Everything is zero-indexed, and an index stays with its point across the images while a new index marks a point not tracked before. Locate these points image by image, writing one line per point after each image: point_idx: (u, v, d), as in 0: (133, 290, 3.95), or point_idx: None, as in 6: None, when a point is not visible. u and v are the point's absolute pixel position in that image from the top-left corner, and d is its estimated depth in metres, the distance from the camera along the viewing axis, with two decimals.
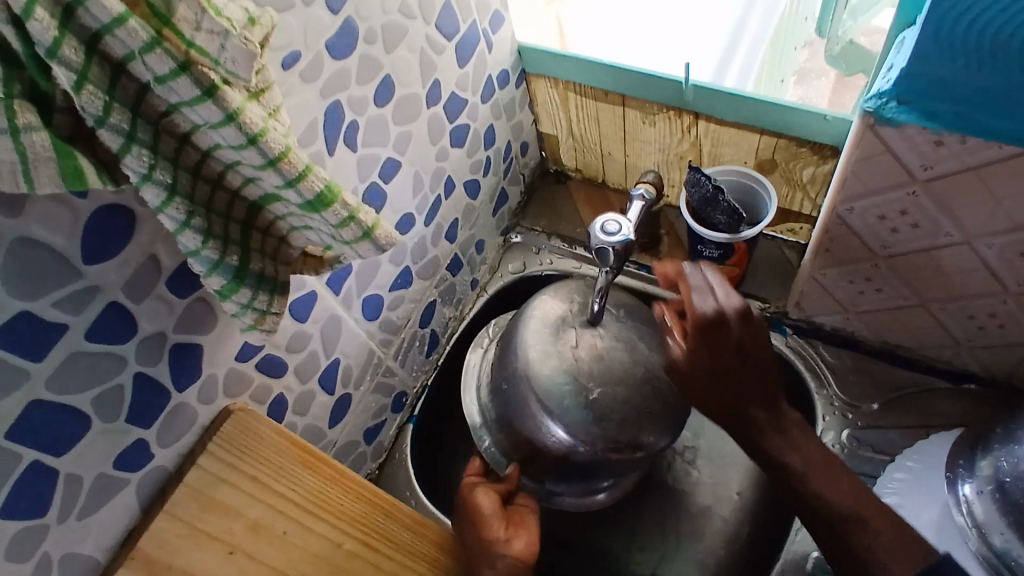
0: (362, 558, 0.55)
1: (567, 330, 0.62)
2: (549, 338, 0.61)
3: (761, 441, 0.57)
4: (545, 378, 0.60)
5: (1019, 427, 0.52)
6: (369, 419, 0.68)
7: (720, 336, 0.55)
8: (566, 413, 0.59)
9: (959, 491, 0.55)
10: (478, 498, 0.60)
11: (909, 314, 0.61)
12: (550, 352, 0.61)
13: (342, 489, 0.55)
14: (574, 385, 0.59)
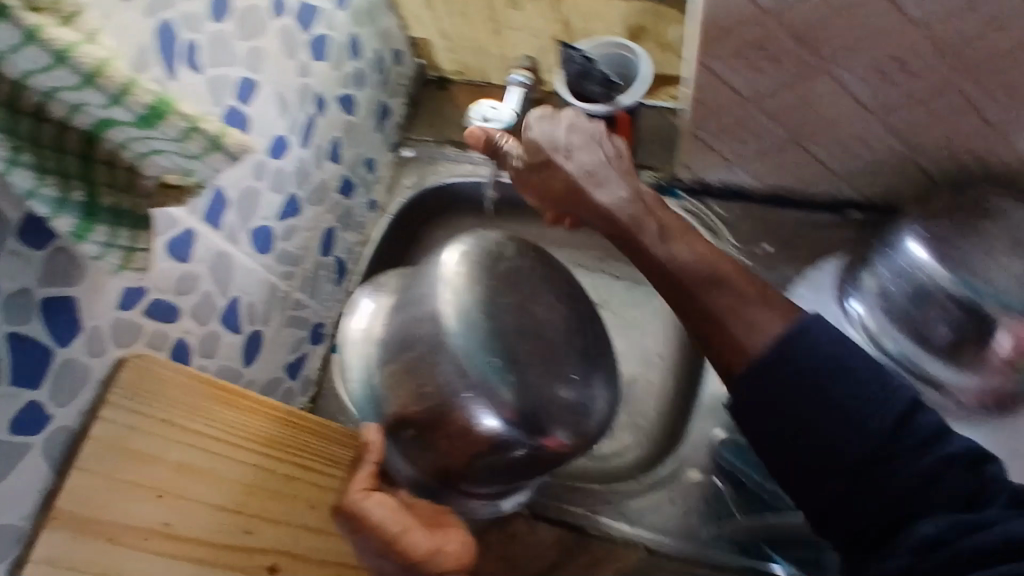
0: (303, 479, 0.56)
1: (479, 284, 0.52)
2: (468, 280, 0.52)
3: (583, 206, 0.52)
4: (459, 322, 0.50)
5: (893, 238, 0.59)
6: (287, 354, 0.68)
7: (516, 136, 0.56)
8: (500, 360, 0.50)
9: (851, 308, 0.61)
10: (375, 511, 0.46)
11: (788, 155, 0.63)
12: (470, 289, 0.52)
13: (266, 418, 0.55)
14: (501, 342, 0.50)
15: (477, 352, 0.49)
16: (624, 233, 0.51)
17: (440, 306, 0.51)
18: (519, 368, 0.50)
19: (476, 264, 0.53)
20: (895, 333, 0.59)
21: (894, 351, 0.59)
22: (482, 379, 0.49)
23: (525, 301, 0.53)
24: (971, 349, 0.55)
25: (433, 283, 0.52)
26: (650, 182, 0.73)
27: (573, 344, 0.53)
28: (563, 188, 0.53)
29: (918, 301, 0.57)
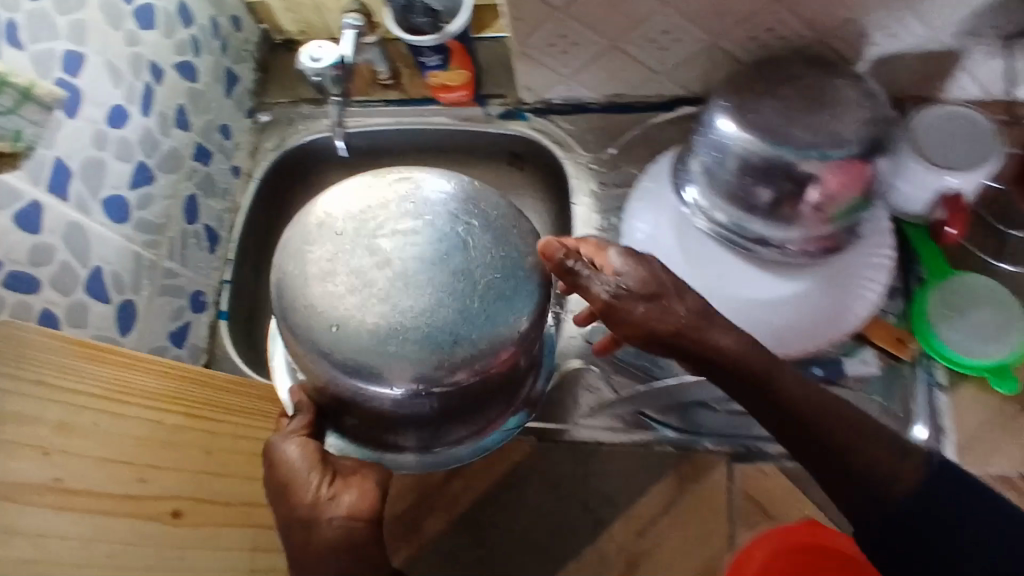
0: (193, 427, 0.58)
1: (359, 241, 0.48)
2: (336, 211, 0.49)
3: (682, 339, 0.48)
4: (332, 274, 0.47)
5: (707, 122, 0.61)
6: (167, 322, 0.69)
7: (612, 258, 0.49)
8: (337, 300, 0.47)
9: (689, 193, 0.65)
10: (285, 453, 0.50)
11: (611, 59, 0.68)
12: (335, 216, 0.49)
13: (143, 371, 0.56)
14: (380, 304, 0.46)
15: (346, 286, 0.47)
16: (671, 331, 0.48)
17: (290, 246, 0.49)
18: (365, 294, 0.46)
19: (353, 189, 0.50)
20: (723, 207, 0.63)
21: (726, 222, 0.64)
22: (327, 325, 0.46)
23: (423, 215, 0.49)
24: (786, 205, 0.60)
25: (303, 224, 0.50)
26: (498, 109, 0.77)
27: (475, 252, 0.48)
28: (658, 324, 0.47)
29: (738, 172, 0.60)
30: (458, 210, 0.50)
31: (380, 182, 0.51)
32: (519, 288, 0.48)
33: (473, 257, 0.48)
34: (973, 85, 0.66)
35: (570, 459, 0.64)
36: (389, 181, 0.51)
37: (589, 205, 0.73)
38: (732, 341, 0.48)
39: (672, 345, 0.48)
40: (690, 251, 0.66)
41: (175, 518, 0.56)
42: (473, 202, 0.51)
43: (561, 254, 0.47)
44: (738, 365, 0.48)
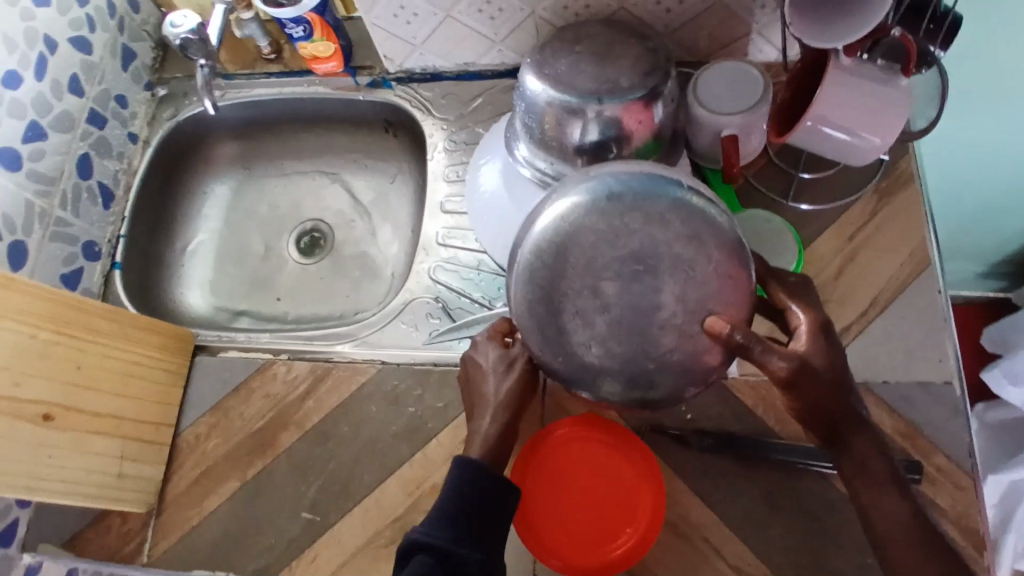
0: (64, 344, 0.66)
1: (599, 259, 0.50)
2: (575, 213, 0.51)
3: (819, 415, 0.53)
4: (563, 272, 0.51)
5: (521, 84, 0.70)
6: (59, 266, 0.77)
7: (810, 333, 0.54)
8: (546, 319, 0.51)
9: (515, 148, 0.74)
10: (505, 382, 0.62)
11: (448, 28, 0.77)
12: (565, 230, 0.51)
13: (16, 292, 0.63)
14: (586, 319, 0.50)
15: (570, 283, 0.50)
16: (807, 404, 0.53)
17: (526, 230, 0.54)
18: (569, 311, 0.51)
19: (597, 206, 0.51)
20: (543, 156, 0.71)
21: (547, 169, 0.71)
22: (539, 328, 0.52)
23: (649, 256, 0.50)
24: (591, 149, 0.68)
25: (566, 215, 0.51)
26: (366, 78, 0.86)
27: (687, 307, 0.49)
28: (817, 401, 0.52)
29: (543, 123, 0.68)
30: (684, 261, 0.50)
31: (621, 199, 0.51)
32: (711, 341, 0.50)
33: (683, 309, 0.49)
34: (765, 49, 0.76)
35: (409, 378, 0.73)
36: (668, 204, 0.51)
37: (443, 159, 0.83)
38: (868, 449, 0.52)
39: (815, 418, 0.53)
40: (518, 199, 0.74)
41: (47, 420, 0.64)
42: (707, 254, 0.50)
43: (727, 332, 0.48)
44: (855, 465, 0.52)
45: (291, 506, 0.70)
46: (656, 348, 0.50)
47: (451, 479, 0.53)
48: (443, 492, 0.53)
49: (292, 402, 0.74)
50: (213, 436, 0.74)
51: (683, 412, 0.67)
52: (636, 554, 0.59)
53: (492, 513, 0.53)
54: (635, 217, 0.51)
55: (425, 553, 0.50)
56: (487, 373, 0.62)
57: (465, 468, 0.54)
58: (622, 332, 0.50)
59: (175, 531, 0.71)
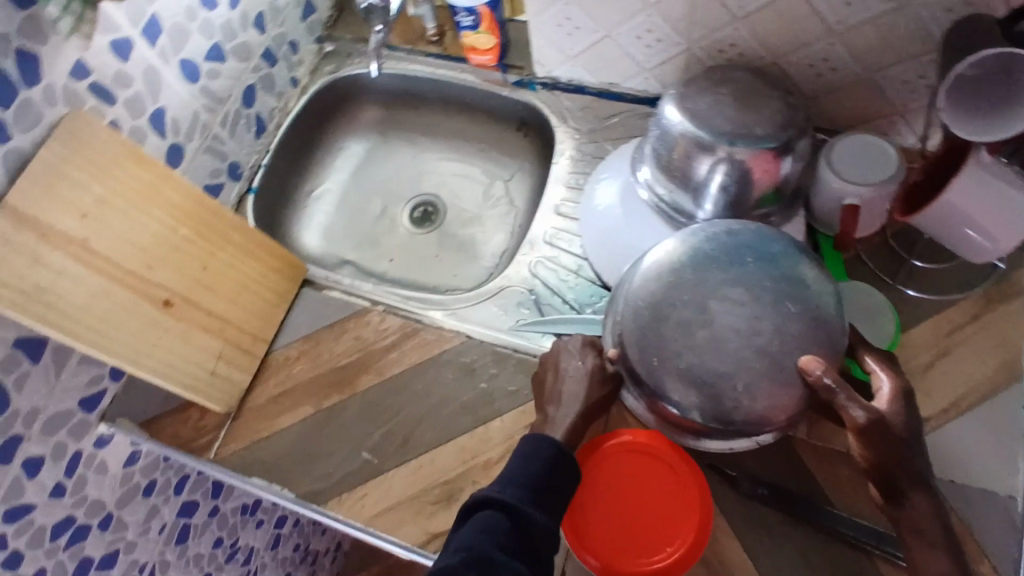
0: (197, 243, 0.73)
1: (710, 280, 0.61)
2: (695, 243, 0.63)
3: (886, 469, 0.55)
4: (677, 287, 0.61)
5: (658, 114, 0.73)
6: (206, 176, 0.85)
7: (893, 393, 0.56)
8: (654, 320, 0.61)
9: (638, 171, 0.77)
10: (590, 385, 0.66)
11: (603, 46, 0.81)
12: (682, 254, 0.63)
13: (171, 187, 0.71)
14: (689, 328, 0.59)
15: (681, 295, 0.61)
16: (876, 459, 0.55)
17: (648, 251, 0.66)
18: (676, 319, 0.60)
19: (715, 241, 0.63)
20: (663, 182, 0.74)
21: (664, 197, 0.75)
22: (643, 332, 0.61)
23: (753, 289, 0.60)
24: (713, 186, 0.71)
25: (686, 243, 0.63)
26: (514, 77, 0.92)
27: (782, 339, 0.58)
28: (885, 458, 0.54)
29: (671, 153, 0.71)
30: (784, 300, 0.59)
31: (737, 240, 0.63)
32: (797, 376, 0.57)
33: (778, 340, 0.58)
34: (907, 133, 0.76)
35: (487, 356, 0.77)
36: (775, 250, 0.62)
37: (566, 166, 0.87)
38: (925, 512, 0.54)
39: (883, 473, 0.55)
40: (631, 217, 0.78)
41: (166, 306, 0.71)
42: (804, 299, 0.59)
43: (816, 374, 0.55)
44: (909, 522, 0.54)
45: (353, 442, 0.74)
46: (745, 369, 0.57)
47: (523, 451, 0.58)
48: (513, 462, 0.58)
49: (376, 350, 0.79)
50: (298, 362, 0.79)
51: (742, 456, 0.68)
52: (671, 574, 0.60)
53: (557, 487, 0.57)
54: (747, 256, 0.61)
55: (494, 509, 0.54)
56: (576, 371, 0.66)
57: (539, 444, 0.59)
58: (717, 347, 0.58)
59: (245, 437, 0.76)
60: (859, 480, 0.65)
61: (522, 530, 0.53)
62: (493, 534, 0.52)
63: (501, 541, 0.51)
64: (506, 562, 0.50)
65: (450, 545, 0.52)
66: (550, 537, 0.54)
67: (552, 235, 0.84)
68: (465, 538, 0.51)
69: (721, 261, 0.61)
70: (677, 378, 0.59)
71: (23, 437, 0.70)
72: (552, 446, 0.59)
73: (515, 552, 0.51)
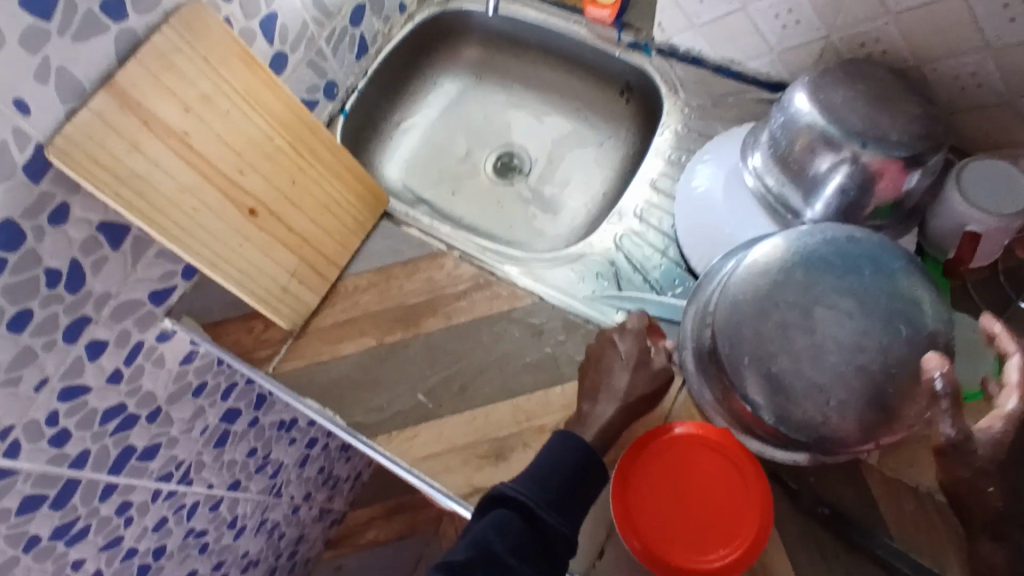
0: (290, 156, 0.72)
1: (821, 287, 0.58)
2: (809, 244, 0.60)
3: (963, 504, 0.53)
4: (783, 287, 0.59)
5: (782, 101, 0.69)
6: (303, 91, 0.83)
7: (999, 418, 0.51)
8: (752, 317, 0.59)
9: (748, 158, 0.74)
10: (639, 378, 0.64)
11: (734, 22, 0.77)
12: (794, 253, 0.60)
13: (273, 95, 0.70)
14: (788, 332, 0.57)
15: (787, 296, 0.58)
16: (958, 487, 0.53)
17: (755, 243, 0.63)
18: (776, 321, 0.58)
19: (832, 245, 0.60)
20: (775, 173, 0.71)
21: (773, 189, 0.72)
22: (738, 326, 0.59)
23: (867, 302, 0.57)
24: (831, 186, 0.68)
25: (800, 243, 0.61)
26: (629, 38, 0.87)
27: (887, 360, 0.55)
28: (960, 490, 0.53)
29: (791, 144, 0.68)
30: (896, 319, 0.56)
31: (856, 248, 0.60)
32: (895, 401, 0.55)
33: (883, 360, 0.55)
34: None
35: (558, 321, 0.75)
36: (896, 267, 0.58)
37: (669, 140, 0.84)
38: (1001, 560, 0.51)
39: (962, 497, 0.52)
40: (731, 204, 0.75)
41: (252, 215, 0.70)
42: (918, 323, 0.56)
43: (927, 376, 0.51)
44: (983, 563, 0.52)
45: (410, 381, 0.74)
46: (838, 383, 0.55)
47: (549, 448, 0.57)
48: (539, 458, 0.57)
49: (446, 294, 0.77)
50: (368, 292, 0.78)
51: (807, 471, 0.65)
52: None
53: (580, 491, 0.56)
54: (865, 268, 0.58)
55: (510, 507, 0.54)
56: (619, 364, 0.65)
57: (565, 445, 0.58)
58: (813, 355, 0.56)
59: (305, 357, 0.76)
60: (926, 518, 0.62)
61: (535, 533, 0.53)
62: (505, 535, 0.52)
63: (512, 542, 0.52)
64: (512, 567, 0.51)
65: (464, 537, 0.53)
66: (566, 540, 0.54)
67: (643, 209, 0.81)
68: (476, 533, 0.53)
69: (838, 269, 0.58)
70: (758, 380, 0.58)
71: (92, 319, 0.70)
72: (580, 447, 0.58)
73: (523, 556, 0.52)
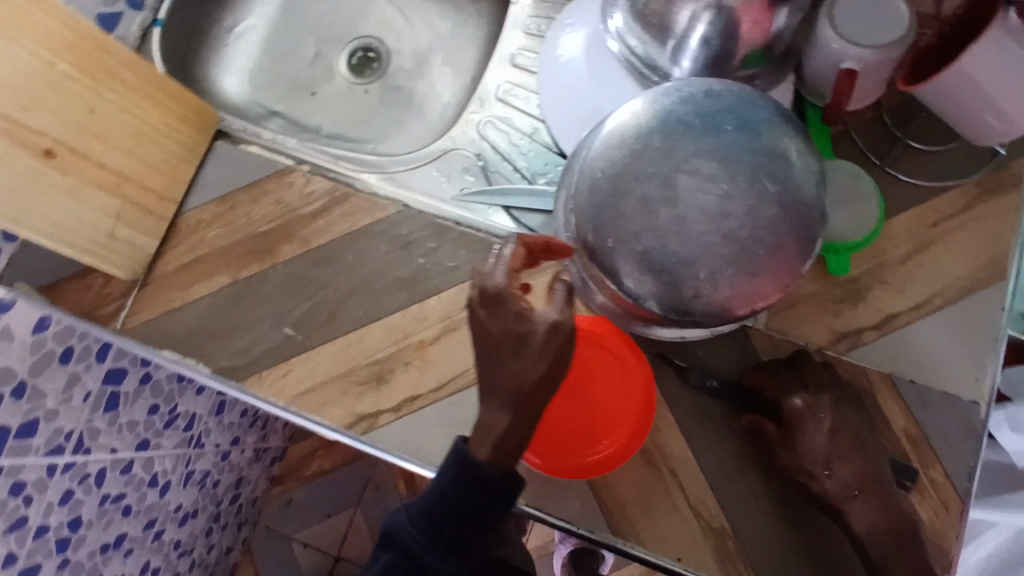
0: (80, 83, 0.59)
1: (681, 151, 0.52)
2: (666, 106, 0.54)
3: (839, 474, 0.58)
4: (640, 158, 0.53)
5: None
6: (100, 5, 0.70)
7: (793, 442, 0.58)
8: (612, 196, 0.53)
9: (607, 18, 0.66)
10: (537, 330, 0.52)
11: None
12: (649, 118, 0.54)
13: (47, 14, 0.55)
14: (648, 206, 0.52)
15: (646, 167, 0.53)
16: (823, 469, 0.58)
17: (610, 114, 0.57)
18: (637, 200, 0.52)
19: (690, 104, 0.54)
20: (637, 33, 0.63)
21: (637, 50, 0.65)
22: (597, 210, 0.54)
23: (729, 160, 0.52)
24: (694, 39, 0.61)
25: (656, 105, 0.54)
26: None
27: (753, 224, 0.51)
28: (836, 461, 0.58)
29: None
30: (761, 173, 0.52)
31: (715, 103, 0.54)
32: (769, 262, 0.52)
33: (748, 224, 0.51)
34: None
35: (427, 229, 0.68)
36: (759, 118, 0.53)
37: (527, 10, 0.76)
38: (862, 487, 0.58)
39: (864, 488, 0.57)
40: (596, 73, 0.68)
41: (48, 157, 0.58)
42: (783, 174, 0.52)
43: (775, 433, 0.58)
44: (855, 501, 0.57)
45: (274, 317, 0.67)
46: (711, 255, 0.51)
47: (440, 475, 0.54)
48: (435, 479, 0.55)
49: (301, 217, 0.70)
50: (214, 225, 0.71)
51: (692, 347, 0.62)
52: (615, 465, 0.58)
53: (471, 517, 0.54)
54: (726, 123, 0.53)
55: (401, 544, 0.56)
56: (532, 323, 0.51)
57: (456, 472, 0.54)
58: (677, 230, 0.51)
59: (156, 307, 0.69)
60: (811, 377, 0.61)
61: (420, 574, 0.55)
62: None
63: None
64: None
65: (385, 542, 0.58)
66: None
67: (506, 90, 0.74)
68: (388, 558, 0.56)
69: (696, 129, 0.53)
70: (630, 266, 0.53)
71: None
72: (468, 478, 0.53)
73: None
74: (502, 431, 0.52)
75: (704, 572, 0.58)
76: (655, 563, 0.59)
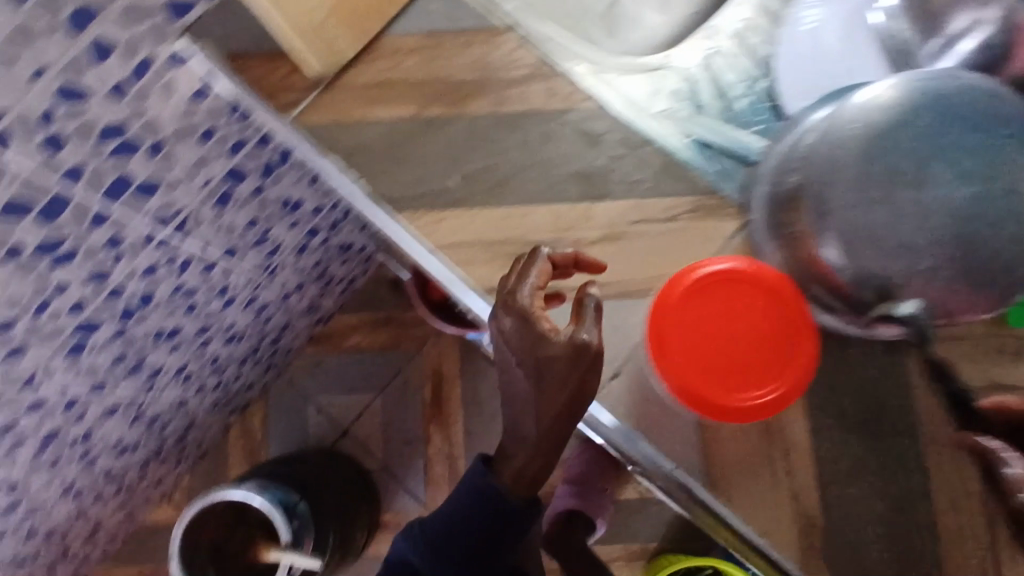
0: None
1: (949, 141, 0.50)
2: (942, 90, 0.52)
3: None
4: (899, 131, 0.51)
5: None
6: None
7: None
8: (854, 162, 0.52)
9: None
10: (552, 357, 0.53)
11: None
12: (919, 96, 0.52)
13: None
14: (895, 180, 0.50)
15: (904, 144, 0.51)
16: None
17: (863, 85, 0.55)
18: (885, 174, 0.50)
19: (967, 96, 0.51)
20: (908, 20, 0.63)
21: (902, 35, 0.64)
22: (829, 170, 0.53)
23: (996, 164, 0.49)
24: (969, 42, 0.62)
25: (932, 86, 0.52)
26: None
27: (994, 236, 0.48)
28: None
29: None
30: None
31: (995, 104, 0.51)
32: (990, 281, 0.49)
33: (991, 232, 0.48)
34: None
35: (619, 134, 0.66)
36: None
37: None
38: None
39: None
40: (847, 45, 0.65)
41: None
42: None
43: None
44: None
45: (444, 165, 0.66)
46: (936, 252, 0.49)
47: (454, 496, 0.61)
48: (452, 498, 0.61)
49: (499, 80, 0.68)
50: (412, 56, 0.68)
51: (848, 341, 0.60)
52: (767, 413, 0.56)
53: (490, 543, 0.60)
54: (1001, 129, 0.50)
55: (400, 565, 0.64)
56: (552, 356, 0.53)
57: (478, 481, 0.60)
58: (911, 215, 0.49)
59: (331, 112, 0.68)
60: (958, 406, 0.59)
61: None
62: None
63: None
64: None
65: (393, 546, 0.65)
66: None
67: (742, 30, 0.71)
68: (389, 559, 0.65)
69: (971, 122, 0.50)
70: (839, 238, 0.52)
71: None
72: (484, 504, 0.59)
73: None
74: (519, 466, 0.58)
75: (784, 555, 0.57)
76: (738, 531, 0.58)
